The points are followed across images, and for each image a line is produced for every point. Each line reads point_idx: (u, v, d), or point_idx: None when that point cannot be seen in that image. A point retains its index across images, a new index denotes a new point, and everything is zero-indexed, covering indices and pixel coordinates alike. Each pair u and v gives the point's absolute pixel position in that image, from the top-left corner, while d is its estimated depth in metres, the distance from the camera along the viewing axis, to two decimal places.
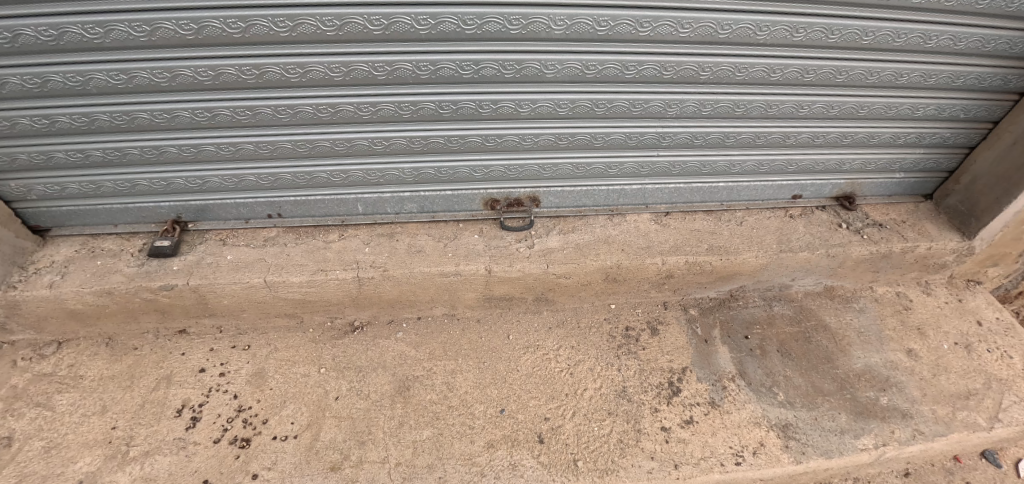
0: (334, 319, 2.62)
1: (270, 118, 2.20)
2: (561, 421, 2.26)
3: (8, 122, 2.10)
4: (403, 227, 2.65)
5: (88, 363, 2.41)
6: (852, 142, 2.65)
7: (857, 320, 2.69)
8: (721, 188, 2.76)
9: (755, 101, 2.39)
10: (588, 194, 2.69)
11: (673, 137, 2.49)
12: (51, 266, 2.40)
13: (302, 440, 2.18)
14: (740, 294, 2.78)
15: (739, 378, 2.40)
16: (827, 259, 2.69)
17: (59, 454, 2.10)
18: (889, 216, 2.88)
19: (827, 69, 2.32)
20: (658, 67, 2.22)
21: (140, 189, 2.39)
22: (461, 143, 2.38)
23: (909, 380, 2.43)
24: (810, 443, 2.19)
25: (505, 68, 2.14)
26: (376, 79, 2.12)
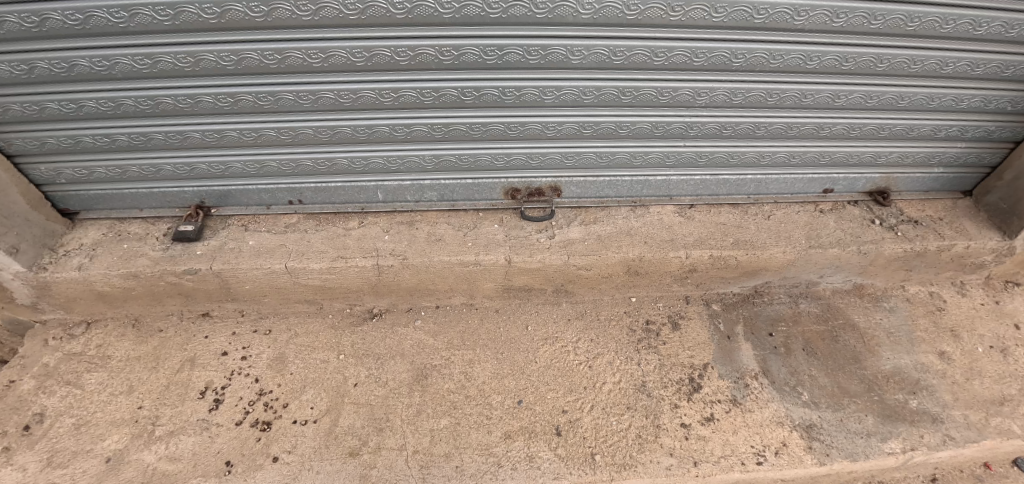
0: (353, 306, 2.63)
1: (292, 104, 2.18)
2: (579, 414, 2.24)
3: (36, 107, 2.12)
4: (422, 215, 2.63)
5: (115, 344, 2.46)
6: (889, 134, 2.54)
7: (887, 320, 2.61)
8: (749, 180, 2.68)
9: (788, 90, 2.30)
10: (611, 184, 2.63)
11: (701, 127, 2.42)
12: (81, 248, 2.45)
13: (322, 425, 2.20)
14: (765, 290, 2.71)
15: (762, 377, 2.35)
16: (858, 257, 2.60)
17: (89, 431, 2.16)
18: (925, 213, 2.77)
19: (867, 57, 2.21)
20: (688, 53, 2.14)
21: (164, 173, 2.41)
22: (483, 131, 2.34)
23: (940, 384, 2.35)
24: (835, 445, 2.14)
25: (529, 53, 2.09)
26: (398, 65, 2.09)
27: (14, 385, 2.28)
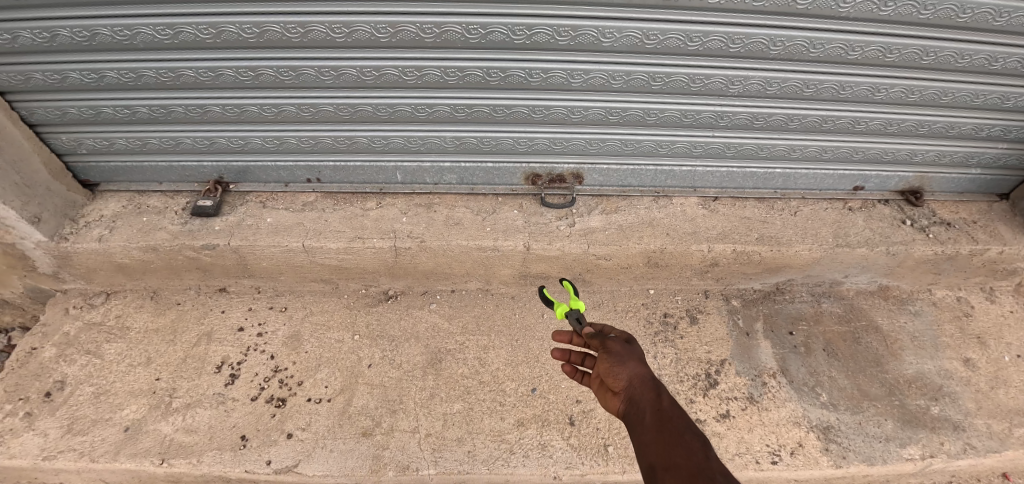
0: (369, 287, 2.62)
1: (313, 80, 2.13)
2: (593, 404, 2.23)
3: (58, 76, 2.09)
4: (441, 198, 2.59)
5: (134, 315, 2.48)
6: (928, 131, 2.44)
7: (911, 324, 2.55)
8: (777, 174, 2.60)
9: (826, 81, 2.20)
10: (634, 173, 2.57)
11: (732, 117, 2.34)
12: (100, 220, 2.45)
13: (335, 404, 2.21)
14: (787, 287, 2.65)
15: (781, 375, 2.32)
16: (886, 257, 2.54)
17: (108, 400, 2.19)
18: (958, 215, 2.68)
19: (913, 48, 2.10)
20: (725, 38, 2.04)
21: (184, 147, 2.39)
22: (507, 114, 2.28)
23: (963, 391, 2.31)
24: (852, 448, 2.12)
25: (559, 34, 2.01)
26: (423, 42, 2.02)
27: (36, 352, 2.31)
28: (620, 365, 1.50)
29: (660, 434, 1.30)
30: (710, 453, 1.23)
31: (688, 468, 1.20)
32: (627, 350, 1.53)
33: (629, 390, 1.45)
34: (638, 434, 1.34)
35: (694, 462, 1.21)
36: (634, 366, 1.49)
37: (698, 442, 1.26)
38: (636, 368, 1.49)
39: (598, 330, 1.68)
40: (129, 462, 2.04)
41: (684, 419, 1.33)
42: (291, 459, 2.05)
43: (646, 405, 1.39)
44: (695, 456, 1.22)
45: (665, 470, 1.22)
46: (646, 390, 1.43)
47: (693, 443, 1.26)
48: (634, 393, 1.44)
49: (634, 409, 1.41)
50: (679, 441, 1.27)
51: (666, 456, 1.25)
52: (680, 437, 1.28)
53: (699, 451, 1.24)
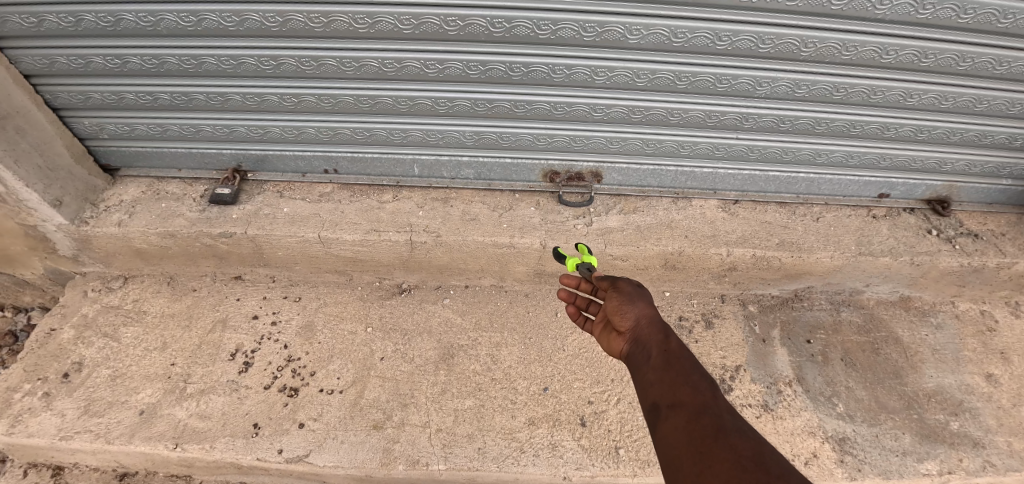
0: (382, 280, 2.62)
1: (335, 70, 2.12)
2: (605, 406, 2.22)
3: (82, 61, 2.10)
4: (458, 193, 2.57)
5: (151, 299, 2.50)
6: (960, 140, 2.37)
7: (933, 337, 2.51)
8: (801, 179, 2.55)
9: (857, 85, 2.14)
10: (654, 174, 2.53)
11: (757, 119, 2.29)
12: (120, 205, 2.46)
13: (347, 396, 2.21)
14: (806, 294, 2.61)
15: (797, 384, 2.29)
16: (909, 268, 2.48)
17: (124, 383, 2.21)
18: (986, 227, 2.61)
19: (950, 53, 2.03)
20: (755, 38, 1.99)
21: (204, 134, 2.39)
22: (528, 109, 2.26)
23: (984, 407, 2.28)
24: (867, 461, 2.10)
25: (585, 30, 1.97)
26: (446, 35, 2.00)
27: (54, 333, 2.34)
28: (628, 306, 1.54)
29: (665, 371, 1.34)
30: (714, 390, 1.27)
31: (691, 404, 1.24)
32: (636, 292, 1.57)
33: (636, 330, 1.50)
34: (643, 370, 1.39)
35: (698, 397, 1.26)
36: (642, 307, 1.53)
37: (703, 380, 1.30)
38: (644, 309, 1.52)
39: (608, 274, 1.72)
40: (144, 445, 2.06)
41: (690, 357, 1.36)
42: (301, 449, 2.06)
43: (651, 344, 1.43)
44: (700, 392, 1.27)
45: (668, 404, 1.26)
46: (652, 330, 1.47)
47: (698, 381, 1.30)
48: (641, 333, 1.48)
49: (639, 347, 1.46)
50: (684, 378, 1.31)
51: (671, 394, 1.28)
52: (685, 374, 1.32)
53: (703, 388, 1.28)
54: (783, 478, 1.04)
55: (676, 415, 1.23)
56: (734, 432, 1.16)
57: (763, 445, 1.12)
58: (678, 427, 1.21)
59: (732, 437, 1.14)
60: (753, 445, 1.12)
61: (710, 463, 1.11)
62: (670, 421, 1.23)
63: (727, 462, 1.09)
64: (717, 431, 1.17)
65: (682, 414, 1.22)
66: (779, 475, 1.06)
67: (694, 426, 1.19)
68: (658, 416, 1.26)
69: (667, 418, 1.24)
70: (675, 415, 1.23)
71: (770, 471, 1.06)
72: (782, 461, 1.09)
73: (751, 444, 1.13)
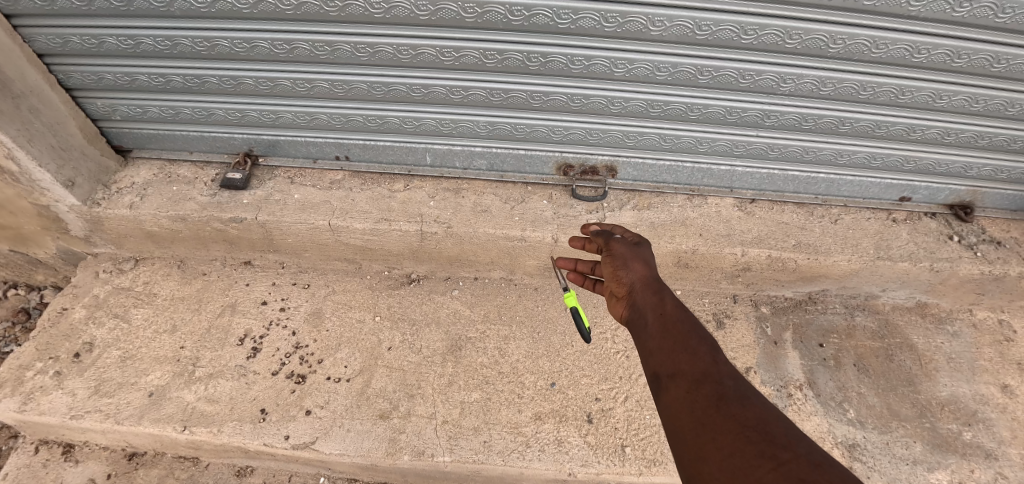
0: (392, 269, 2.61)
1: (349, 56, 2.08)
2: (612, 404, 2.20)
3: (95, 40, 2.08)
4: (470, 184, 2.54)
5: (161, 282, 2.51)
6: (988, 144, 2.30)
7: (948, 345, 2.47)
8: (820, 180, 2.49)
9: (885, 84, 2.07)
10: (670, 170, 2.48)
11: (779, 117, 2.23)
12: (132, 187, 2.46)
13: (354, 385, 2.21)
14: (820, 297, 2.58)
15: (808, 388, 2.27)
16: (928, 274, 2.43)
17: (134, 365, 2.23)
18: (1010, 234, 2.55)
19: (984, 54, 1.95)
20: (781, 33, 1.92)
21: (216, 118, 2.37)
22: (544, 101, 2.21)
23: (998, 418, 2.25)
24: (877, 469, 2.09)
25: (606, 20, 1.91)
26: (464, 22, 1.95)
27: (67, 313, 2.35)
28: (623, 268, 1.56)
29: (664, 338, 1.32)
30: (715, 356, 1.26)
31: (691, 372, 1.23)
32: (632, 254, 1.59)
33: (633, 292, 1.49)
34: (642, 337, 1.37)
35: (698, 365, 1.24)
36: (637, 269, 1.54)
37: (703, 345, 1.29)
38: (641, 271, 1.53)
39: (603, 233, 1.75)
40: (153, 426, 2.08)
41: (688, 321, 1.35)
42: (308, 436, 2.07)
43: (649, 309, 1.42)
44: (700, 359, 1.25)
45: (669, 374, 1.25)
46: (650, 294, 1.45)
47: (698, 346, 1.29)
48: (637, 296, 1.47)
49: (637, 312, 1.45)
50: (683, 345, 1.29)
51: (670, 363, 1.27)
52: (684, 340, 1.30)
53: (704, 354, 1.27)
54: (789, 448, 1.03)
55: (677, 385, 1.22)
56: (737, 400, 1.14)
57: (767, 413, 1.11)
58: (678, 397, 1.19)
59: (734, 404, 1.13)
60: (757, 413, 1.11)
61: (713, 433, 1.09)
62: (671, 391, 1.22)
63: (731, 433, 1.08)
64: (719, 399, 1.15)
65: (683, 384, 1.21)
66: (785, 444, 1.04)
67: (695, 395, 1.18)
68: (659, 387, 1.25)
69: (667, 389, 1.23)
70: (676, 386, 1.22)
71: (776, 441, 1.05)
72: (787, 429, 1.07)
73: (755, 411, 1.11)
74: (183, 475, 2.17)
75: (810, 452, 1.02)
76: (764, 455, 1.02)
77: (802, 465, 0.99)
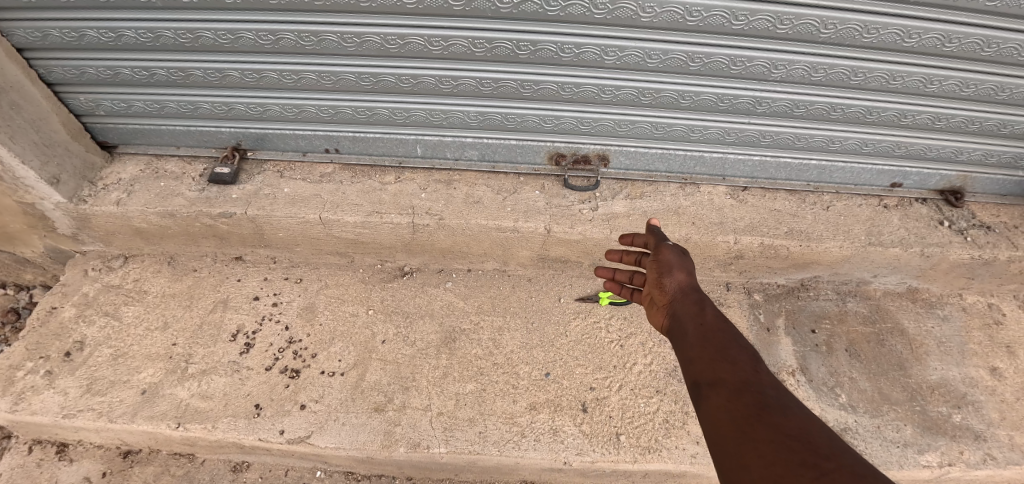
0: (384, 263, 2.59)
1: (336, 46, 2.05)
2: (607, 393, 2.21)
3: (75, 34, 2.04)
4: (461, 175, 2.53)
5: (152, 279, 2.48)
6: (978, 129, 2.31)
7: (938, 329, 2.50)
8: (812, 166, 2.49)
9: (877, 70, 2.07)
10: (663, 158, 2.47)
11: (771, 104, 2.22)
12: (119, 183, 2.43)
13: (349, 378, 2.21)
14: (812, 284, 2.59)
15: (800, 374, 2.29)
16: (919, 259, 2.45)
17: (125, 363, 2.21)
18: (999, 219, 2.57)
19: (974, 38, 1.95)
20: (772, 18, 1.91)
21: (202, 112, 2.34)
22: (535, 90, 2.19)
23: (987, 401, 2.28)
24: (868, 452, 2.12)
25: (595, 7, 1.89)
26: (451, 10, 1.92)
27: (56, 312, 2.33)
28: (667, 276, 1.56)
29: (704, 346, 1.33)
30: (756, 366, 1.26)
31: (731, 381, 1.22)
32: (678, 262, 1.59)
33: (674, 301, 1.51)
34: (682, 346, 1.38)
35: (738, 374, 1.24)
36: (679, 278, 1.55)
37: (743, 355, 1.29)
38: (683, 279, 1.54)
39: (647, 239, 1.74)
40: (147, 424, 2.07)
41: (728, 331, 1.36)
42: (303, 430, 2.07)
43: (689, 318, 1.43)
44: (741, 369, 1.25)
45: (709, 382, 1.24)
46: (690, 303, 1.48)
47: (738, 356, 1.29)
48: (679, 305, 1.48)
49: (677, 320, 1.46)
50: (724, 354, 1.29)
51: (711, 371, 1.27)
52: (725, 350, 1.31)
53: (744, 364, 1.27)
54: (833, 458, 1.01)
55: (717, 393, 1.21)
56: (778, 410, 1.13)
57: (810, 424, 1.10)
58: (719, 405, 1.18)
59: (776, 414, 1.12)
60: (799, 424, 1.10)
61: (755, 441, 1.08)
62: (712, 398, 1.21)
63: (774, 441, 1.06)
64: (761, 408, 1.14)
65: (724, 391, 1.20)
66: (829, 454, 1.02)
67: (736, 403, 1.17)
68: (699, 394, 1.24)
69: (708, 397, 1.22)
70: (716, 393, 1.21)
71: (819, 451, 1.03)
72: (831, 440, 1.06)
73: (797, 421, 1.10)
74: (179, 472, 2.17)
75: (855, 464, 1.00)
76: (806, 464, 1.00)
77: (846, 475, 0.97)
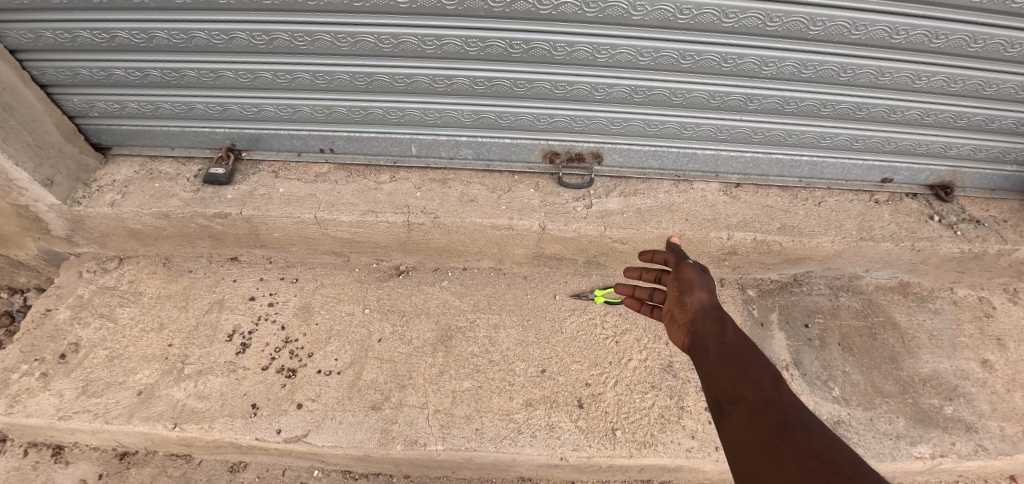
0: (380, 262, 2.60)
1: (330, 46, 2.06)
2: (602, 388, 2.22)
3: (68, 35, 2.04)
4: (456, 174, 2.54)
5: (147, 280, 2.48)
6: (967, 124, 2.33)
7: (930, 322, 2.53)
8: (804, 163, 2.51)
9: (865, 66, 2.09)
10: (656, 155, 2.49)
11: (762, 101, 2.24)
12: (113, 185, 2.42)
13: (345, 377, 2.21)
14: (805, 279, 2.62)
15: (793, 368, 2.32)
16: (910, 253, 2.48)
17: (121, 364, 2.21)
18: (989, 213, 2.60)
19: (961, 34, 1.98)
20: (762, 16, 1.93)
21: (196, 112, 2.34)
22: (528, 88, 2.20)
23: (978, 392, 2.31)
24: (861, 444, 2.14)
25: (587, 6, 1.90)
26: (444, 10, 1.93)
27: (50, 314, 2.32)
28: (689, 294, 1.57)
29: (725, 364, 1.34)
30: (778, 385, 1.26)
31: (753, 399, 1.23)
32: (699, 279, 1.59)
33: (695, 319, 1.51)
34: (703, 364, 1.38)
35: (760, 393, 1.25)
36: (700, 296, 1.55)
37: (766, 373, 1.29)
38: (704, 298, 1.55)
39: (667, 257, 1.74)
40: (143, 424, 2.07)
41: (750, 349, 1.36)
42: (300, 429, 2.07)
43: (710, 336, 1.44)
44: (763, 387, 1.25)
45: (731, 400, 1.25)
46: (711, 321, 1.48)
47: (760, 374, 1.30)
48: (699, 323, 1.49)
49: (698, 339, 1.46)
50: (746, 372, 1.30)
51: (732, 389, 1.28)
52: (746, 368, 1.32)
53: (766, 382, 1.27)
54: (856, 480, 1.01)
55: (739, 411, 1.22)
56: (801, 429, 1.14)
57: (832, 444, 1.10)
58: (741, 423, 1.20)
59: (799, 434, 1.13)
60: (822, 444, 1.10)
61: (777, 461, 1.09)
62: (733, 417, 1.22)
63: (796, 461, 1.07)
64: (783, 428, 1.15)
65: (745, 410, 1.22)
66: (852, 476, 1.02)
67: (758, 422, 1.18)
68: (721, 412, 1.26)
69: (730, 415, 1.23)
70: (738, 412, 1.22)
71: (842, 471, 1.04)
72: (854, 461, 1.06)
73: (819, 442, 1.11)
74: (176, 473, 2.16)
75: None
76: None
77: None
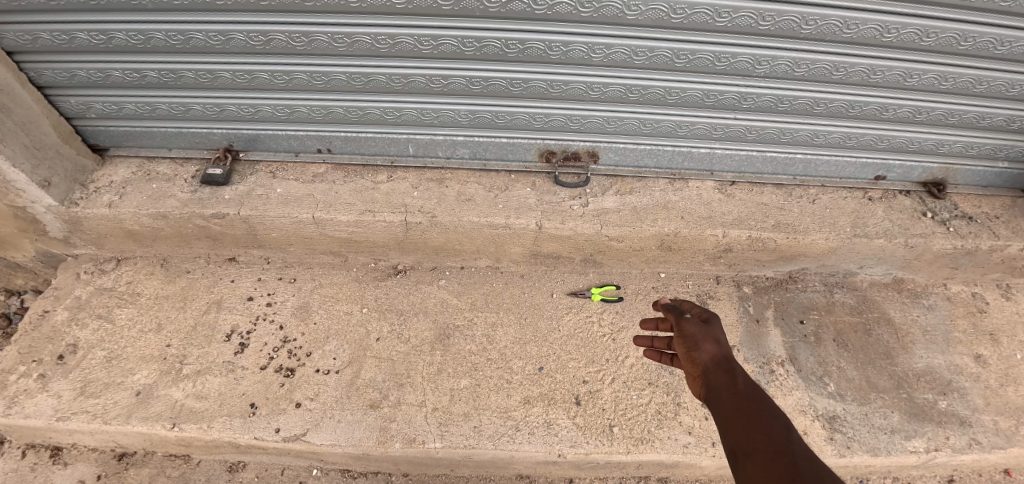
0: (378, 261, 2.61)
1: (326, 46, 2.07)
2: (600, 385, 2.24)
3: (65, 36, 2.05)
4: (453, 173, 2.55)
5: (145, 281, 2.49)
6: (958, 121, 2.36)
7: (924, 318, 2.55)
8: (798, 160, 2.53)
9: (857, 64, 2.11)
10: (651, 154, 2.50)
11: (756, 99, 2.26)
12: (110, 186, 2.43)
13: (344, 376, 2.22)
14: (800, 276, 2.64)
15: (789, 364, 2.33)
16: (903, 250, 2.50)
17: (119, 365, 2.22)
18: (981, 209, 2.62)
19: (951, 32, 2.00)
20: (755, 15, 1.95)
21: (194, 113, 2.35)
22: (524, 88, 2.22)
23: (972, 387, 2.33)
24: (857, 439, 2.16)
25: (582, 6, 1.92)
26: (440, 10, 1.94)
27: (48, 315, 2.33)
28: (695, 349, 1.52)
29: (736, 415, 1.31)
30: (789, 435, 1.22)
31: (765, 451, 1.20)
32: (702, 333, 1.54)
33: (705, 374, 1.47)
34: (716, 417, 1.35)
35: (772, 444, 1.21)
36: (707, 348, 1.50)
37: (777, 423, 1.25)
38: (712, 351, 1.49)
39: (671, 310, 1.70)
40: (142, 425, 2.07)
41: (761, 398, 1.33)
42: (299, 428, 2.08)
43: (721, 387, 1.40)
44: (774, 438, 1.22)
45: (743, 452, 1.22)
46: (721, 372, 1.44)
47: (770, 423, 1.26)
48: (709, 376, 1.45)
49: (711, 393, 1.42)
50: (756, 422, 1.27)
51: (744, 441, 1.24)
52: (757, 417, 1.28)
53: (778, 433, 1.23)
54: None
55: (752, 465, 1.19)
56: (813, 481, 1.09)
57: None
58: (755, 478, 1.16)
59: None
60: None
61: None
62: (747, 472, 1.18)
63: None
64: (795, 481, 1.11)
65: (758, 463, 1.18)
66: None
67: (770, 476, 1.14)
68: (736, 467, 1.22)
69: (745, 471, 1.19)
70: (750, 466, 1.19)
71: None
72: None
73: None
74: (174, 473, 2.17)
75: None
76: None
77: None
